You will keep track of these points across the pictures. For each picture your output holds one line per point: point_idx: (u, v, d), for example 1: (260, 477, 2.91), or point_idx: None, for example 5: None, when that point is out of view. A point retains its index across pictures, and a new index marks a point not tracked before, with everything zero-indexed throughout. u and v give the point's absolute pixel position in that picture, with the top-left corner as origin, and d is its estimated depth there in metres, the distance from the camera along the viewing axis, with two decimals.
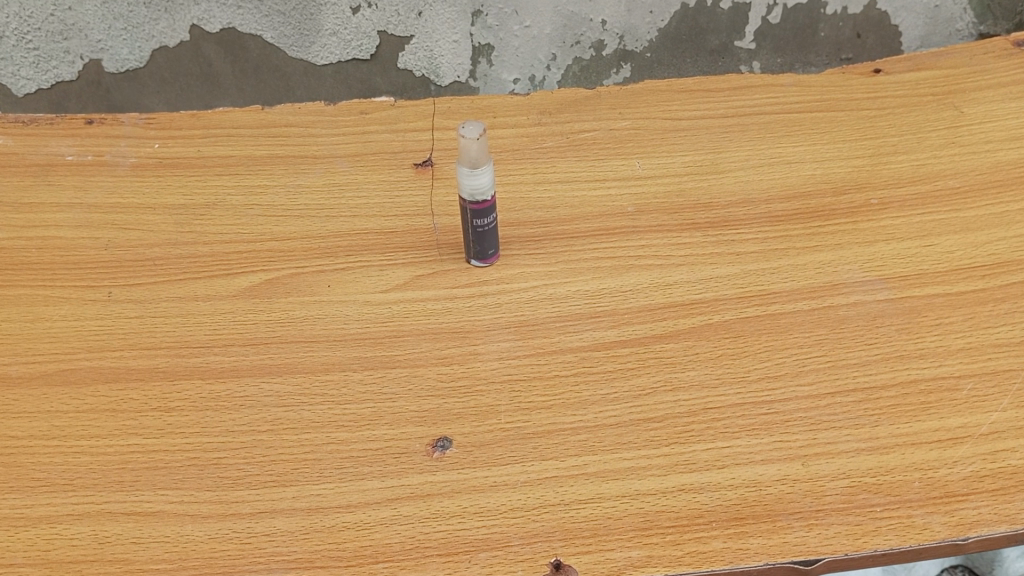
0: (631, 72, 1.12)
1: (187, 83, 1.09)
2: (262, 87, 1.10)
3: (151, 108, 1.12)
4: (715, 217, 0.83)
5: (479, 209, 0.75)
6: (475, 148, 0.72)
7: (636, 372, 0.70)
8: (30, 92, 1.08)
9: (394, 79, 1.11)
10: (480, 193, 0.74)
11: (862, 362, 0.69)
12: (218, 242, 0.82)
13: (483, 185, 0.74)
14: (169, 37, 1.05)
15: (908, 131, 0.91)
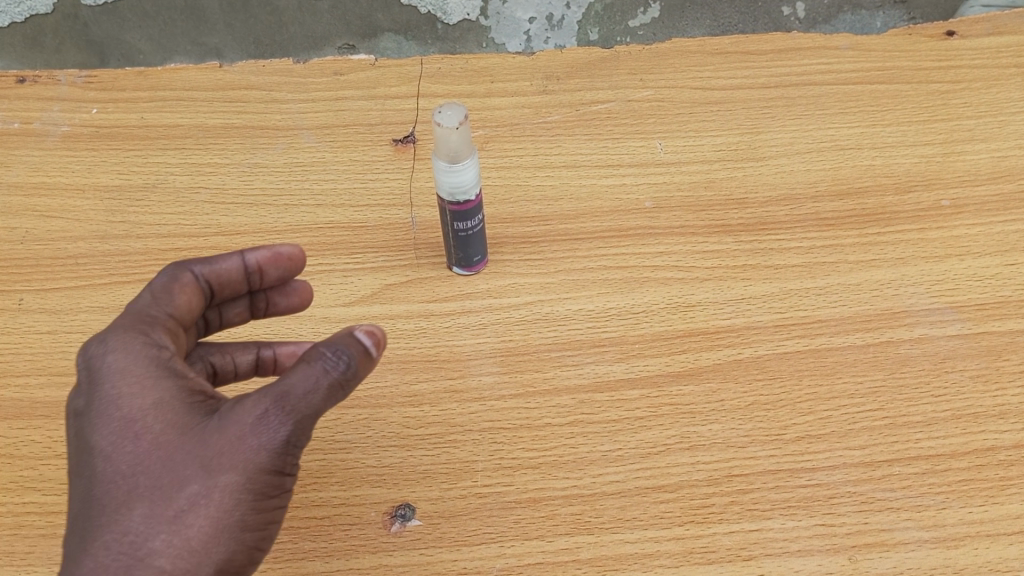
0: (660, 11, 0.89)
1: (171, 20, 0.89)
2: (254, 23, 0.89)
3: (135, 48, 0.92)
4: (751, 217, 0.68)
5: (460, 212, 0.61)
6: (455, 139, 0.57)
7: (646, 425, 0.57)
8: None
9: (399, 19, 0.90)
10: (463, 192, 0.60)
11: (926, 421, 0.56)
12: (153, 235, 0.69)
13: (466, 184, 0.59)
14: None
15: (988, 111, 0.75)
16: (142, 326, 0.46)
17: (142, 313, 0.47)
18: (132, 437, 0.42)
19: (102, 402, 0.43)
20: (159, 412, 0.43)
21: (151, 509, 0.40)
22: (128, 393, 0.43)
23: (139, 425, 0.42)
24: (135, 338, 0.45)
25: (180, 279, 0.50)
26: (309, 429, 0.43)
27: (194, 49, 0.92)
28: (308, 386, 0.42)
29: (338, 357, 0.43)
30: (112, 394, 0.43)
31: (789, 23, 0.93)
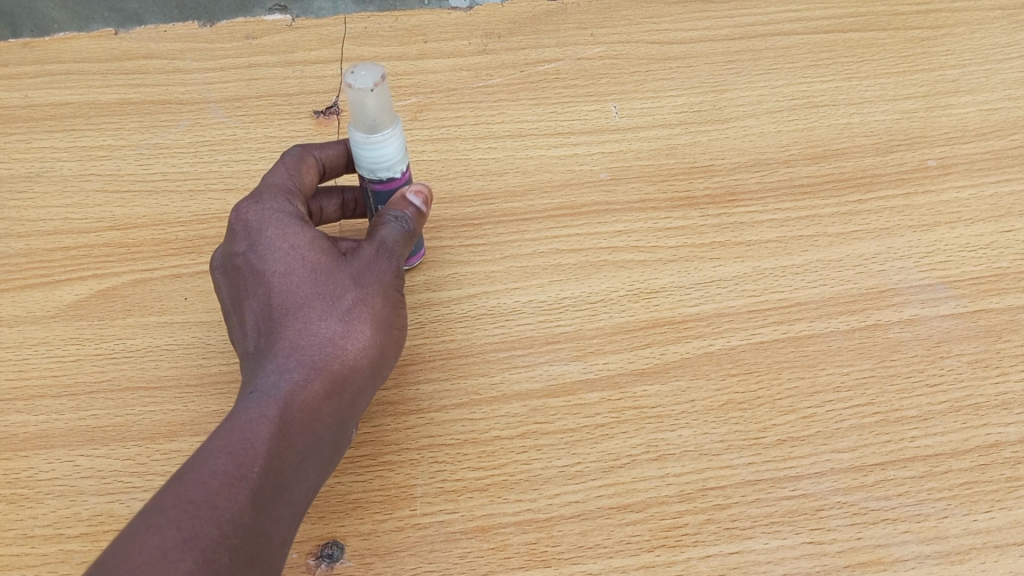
0: None
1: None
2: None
3: (49, 19, 0.75)
4: (718, 187, 0.61)
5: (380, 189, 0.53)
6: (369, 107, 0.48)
7: (608, 434, 0.50)
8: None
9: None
10: (381, 170, 0.51)
11: (922, 415, 0.50)
12: (37, 232, 0.60)
13: (385, 160, 0.50)
14: None
15: (972, 59, 0.68)
16: (275, 191, 0.50)
17: (276, 181, 0.50)
18: (294, 257, 0.46)
19: (261, 238, 0.47)
20: (316, 236, 0.47)
21: (327, 308, 0.45)
22: (284, 227, 0.47)
23: (297, 248, 0.47)
24: (277, 196, 0.49)
25: (301, 164, 0.52)
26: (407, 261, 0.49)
27: (114, 16, 0.76)
28: (396, 229, 0.48)
29: (399, 218, 0.49)
30: (272, 228, 0.47)
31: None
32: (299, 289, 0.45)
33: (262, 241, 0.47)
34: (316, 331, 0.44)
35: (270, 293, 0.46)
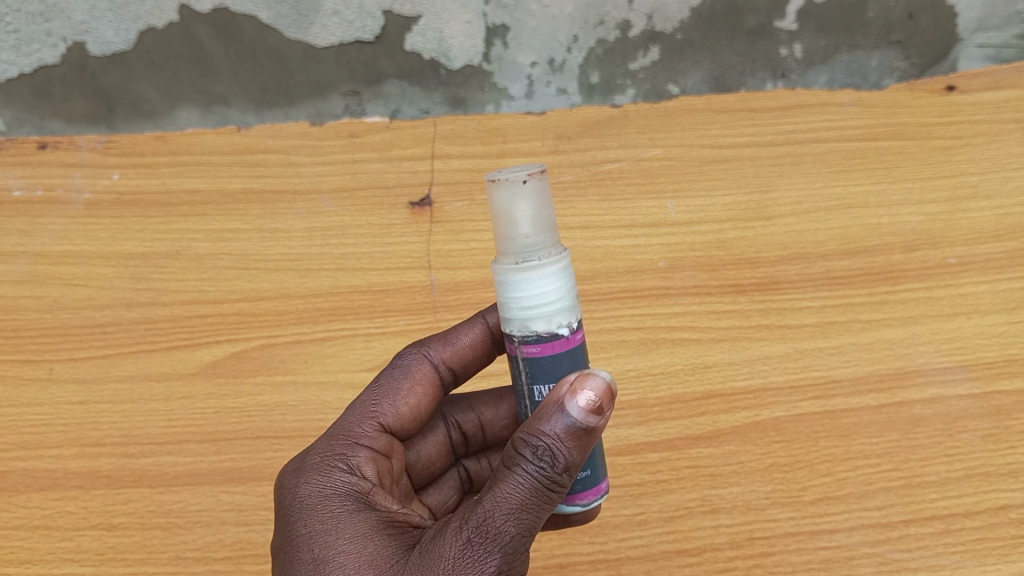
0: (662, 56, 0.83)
1: (178, 68, 0.80)
2: (263, 76, 0.81)
3: (144, 98, 0.81)
4: (764, 276, 0.68)
5: (533, 359, 0.48)
6: (517, 224, 0.48)
7: (669, 487, 0.61)
8: (6, 79, 0.80)
9: (404, 64, 0.81)
10: (530, 307, 0.47)
11: (941, 480, 0.60)
12: (178, 302, 0.70)
13: (531, 291, 0.47)
14: (156, 17, 0.79)
15: (990, 167, 0.75)
16: (340, 445, 0.51)
17: (367, 413, 0.54)
18: (333, 553, 0.45)
19: (300, 527, 0.47)
20: (360, 531, 0.46)
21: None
22: (323, 539, 0.46)
23: (337, 546, 0.45)
24: (330, 464, 0.50)
25: (410, 368, 0.56)
26: (532, 524, 0.44)
27: (201, 98, 0.81)
28: (524, 470, 0.43)
29: (535, 457, 0.44)
30: (313, 514, 0.47)
31: (789, 66, 0.83)
32: None
33: (302, 530, 0.47)
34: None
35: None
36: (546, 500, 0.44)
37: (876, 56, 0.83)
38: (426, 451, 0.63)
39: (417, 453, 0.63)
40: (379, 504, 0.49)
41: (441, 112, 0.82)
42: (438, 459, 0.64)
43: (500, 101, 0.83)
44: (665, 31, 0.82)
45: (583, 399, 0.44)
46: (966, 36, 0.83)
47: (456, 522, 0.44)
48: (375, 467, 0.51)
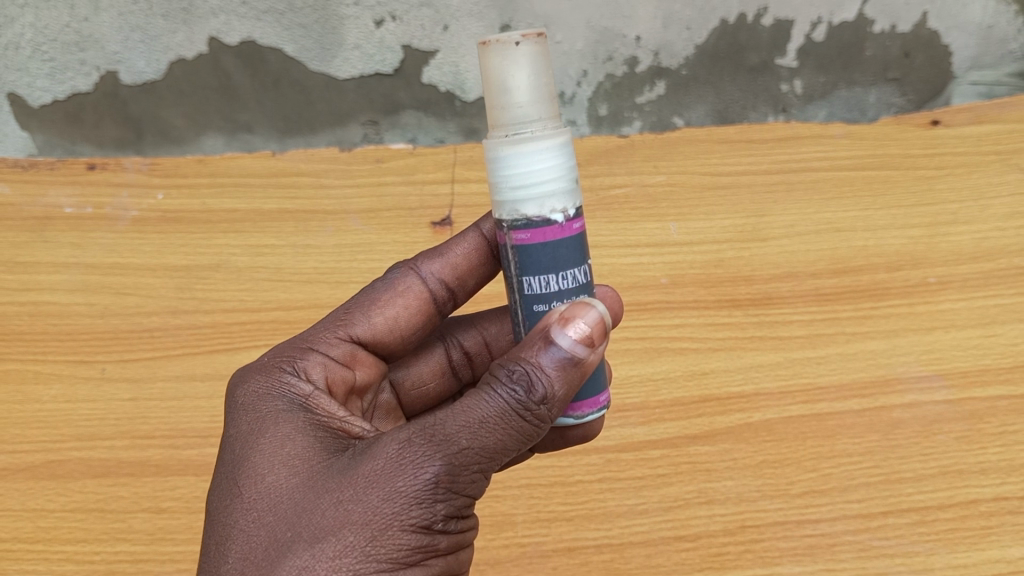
0: (666, 90, 0.91)
1: (205, 97, 0.88)
2: (285, 106, 0.88)
3: (172, 125, 0.88)
4: (757, 292, 0.75)
5: (522, 249, 0.49)
6: (511, 96, 0.48)
7: (668, 481, 0.66)
8: (42, 105, 0.88)
9: (422, 95, 0.89)
10: (521, 186, 0.48)
11: (917, 477, 0.66)
12: (219, 310, 0.76)
13: (522, 170, 0.48)
14: (186, 49, 0.86)
15: (970, 195, 0.80)
16: (296, 351, 0.56)
17: (343, 322, 0.59)
18: (268, 448, 0.48)
19: (239, 424, 0.50)
20: (299, 432, 0.49)
21: (285, 505, 0.44)
22: (260, 436, 0.49)
23: (269, 441, 0.48)
24: (280, 368, 0.54)
25: (392, 282, 0.61)
26: (491, 449, 0.45)
27: (227, 125, 0.88)
28: (504, 393, 0.45)
29: (516, 386, 0.46)
30: (256, 411, 0.51)
31: (790, 101, 0.91)
32: (257, 480, 0.46)
33: (241, 424, 0.50)
34: (275, 525, 0.43)
35: (229, 474, 0.47)
36: (516, 429, 0.46)
37: (872, 92, 0.91)
38: (420, 370, 0.67)
39: (409, 372, 0.66)
40: (322, 409, 0.52)
41: (455, 140, 0.89)
42: (433, 380, 0.67)
43: None
44: (671, 67, 0.90)
45: (574, 329, 0.47)
46: (961, 74, 0.92)
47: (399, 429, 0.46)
48: (328, 372, 0.55)
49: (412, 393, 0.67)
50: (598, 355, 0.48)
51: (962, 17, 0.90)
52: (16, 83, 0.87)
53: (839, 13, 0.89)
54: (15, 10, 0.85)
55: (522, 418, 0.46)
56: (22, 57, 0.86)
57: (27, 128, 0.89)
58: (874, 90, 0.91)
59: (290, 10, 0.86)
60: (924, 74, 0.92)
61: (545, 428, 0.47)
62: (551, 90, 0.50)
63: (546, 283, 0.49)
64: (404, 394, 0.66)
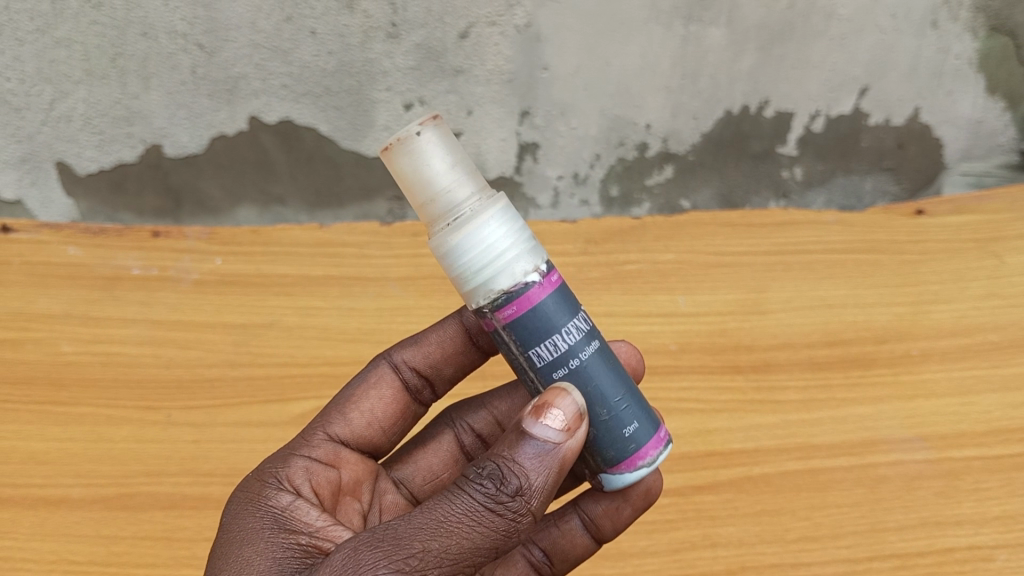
0: (674, 173, 1.02)
1: (242, 171, 0.98)
2: (316, 180, 0.99)
3: (209, 196, 0.99)
4: (757, 359, 0.83)
5: (514, 325, 0.51)
6: (435, 187, 0.52)
7: (676, 526, 0.74)
8: (87, 174, 0.96)
9: None
10: (488, 261, 0.51)
11: (900, 526, 0.73)
12: (272, 364, 0.85)
13: (479, 249, 0.51)
14: (228, 126, 0.95)
15: (950, 277, 0.89)
16: (279, 458, 0.60)
17: (321, 421, 0.64)
18: (230, 568, 0.50)
19: (220, 540, 0.53)
20: (264, 551, 0.51)
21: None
22: (235, 553, 0.51)
23: (244, 556, 0.51)
24: (263, 478, 0.57)
25: (372, 374, 0.67)
26: (452, 553, 0.45)
27: (261, 198, 1.00)
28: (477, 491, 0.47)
29: (485, 483, 0.47)
30: (232, 529, 0.53)
31: (790, 186, 1.03)
32: None
33: (220, 546, 0.53)
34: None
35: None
36: (487, 527, 0.46)
37: (868, 181, 1.04)
38: (431, 461, 0.71)
39: (417, 465, 0.71)
40: (295, 519, 0.54)
41: None
42: (445, 469, 0.71)
43: (528, 208, 1.02)
44: (679, 153, 1.01)
45: (550, 419, 0.48)
46: (953, 164, 1.05)
47: (355, 540, 0.47)
48: (310, 476, 0.59)
49: (426, 487, 0.70)
50: (579, 441, 0.49)
51: (953, 114, 1.01)
52: (65, 153, 0.95)
53: (836, 108, 1.00)
54: (69, 86, 0.91)
55: (490, 513, 0.47)
56: (72, 129, 0.94)
57: (73, 193, 0.98)
58: (868, 177, 1.04)
59: (323, 95, 0.94)
60: (918, 164, 1.04)
61: (526, 522, 0.48)
62: (465, 167, 0.53)
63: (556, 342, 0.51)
64: (418, 488, 0.70)
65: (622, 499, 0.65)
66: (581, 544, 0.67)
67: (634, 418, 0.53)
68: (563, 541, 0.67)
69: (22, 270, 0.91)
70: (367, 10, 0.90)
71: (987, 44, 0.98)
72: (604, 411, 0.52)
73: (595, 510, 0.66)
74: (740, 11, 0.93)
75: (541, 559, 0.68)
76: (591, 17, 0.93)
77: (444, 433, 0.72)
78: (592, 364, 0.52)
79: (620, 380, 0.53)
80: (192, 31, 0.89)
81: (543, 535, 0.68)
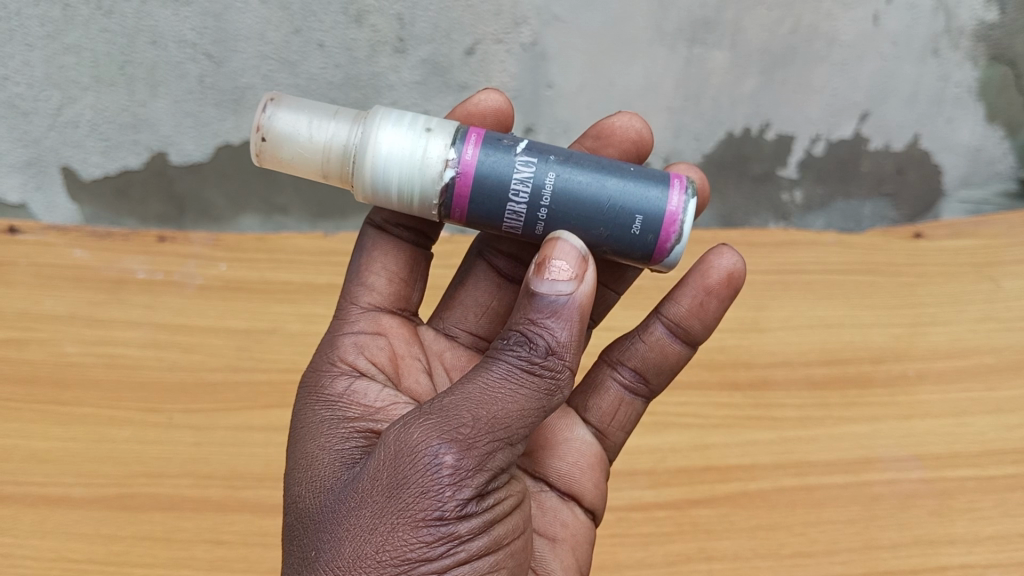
0: None
1: (247, 180, 0.99)
2: (318, 192, 1.00)
3: (212, 204, 0.99)
4: (755, 376, 0.84)
5: (472, 213, 0.55)
6: (318, 151, 0.57)
7: (672, 539, 0.74)
8: (91, 179, 0.97)
9: None
10: (403, 170, 0.54)
11: (893, 544, 0.74)
12: (274, 369, 0.86)
13: (386, 166, 0.55)
14: (235, 134, 0.96)
15: (947, 300, 0.90)
16: (327, 348, 0.61)
17: (348, 298, 0.64)
18: (301, 466, 0.52)
19: (286, 442, 0.56)
20: (327, 443, 0.53)
21: (312, 517, 0.49)
22: (301, 453, 0.53)
23: (307, 453, 0.53)
24: (316, 372, 0.59)
25: (366, 243, 0.65)
26: (503, 414, 0.48)
27: (264, 208, 1.01)
28: (512, 358, 0.49)
29: (519, 348, 0.49)
30: (297, 424, 0.56)
31: (790, 209, 1.03)
32: (300, 492, 0.51)
33: (290, 444, 0.55)
34: (302, 545, 0.48)
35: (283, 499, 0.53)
36: (529, 387, 0.49)
37: (867, 205, 1.04)
38: (477, 296, 0.71)
39: (464, 306, 0.71)
40: (354, 404, 0.56)
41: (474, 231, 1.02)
42: (494, 298, 0.71)
43: None
44: None
45: (550, 272, 0.49)
46: (952, 191, 1.06)
47: (405, 416, 0.48)
48: (361, 351, 0.61)
49: (482, 321, 0.71)
50: (591, 283, 0.50)
51: (953, 141, 1.03)
52: (71, 158, 0.96)
53: (836, 132, 1.01)
54: (77, 92, 0.92)
55: (530, 375, 0.49)
56: (79, 134, 0.94)
57: (76, 197, 0.98)
58: (868, 202, 1.04)
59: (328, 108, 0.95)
60: (916, 189, 1.05)
61: (566, 376, 0.50)
62: (330, 116, 0.57)
63: (515, 202, 0.54)
64: (474, 326, 0.70)
65: (703, 291, 0.66)
66: (674, 354, 0.67)
67: (634, 209, 0.54)
68: (652, 355, 0.67)
69: (28, 271, 0.91)
70: (375, 25, 0.91)
71: (987, 72, 1.00)
72: (601, 228, 0.54)
73: (678, 312, 0.66)
74: (743, 35, 0.95)
75: (633, 379, 0.68)
76: (595, 37, 0.94)
77: (479, 266, 0.71)
78: (565, 194, 0.54)
79: (600, 190, 0.54)
80: (201, 41, 0.90)
81: (631, 355, 0.68)
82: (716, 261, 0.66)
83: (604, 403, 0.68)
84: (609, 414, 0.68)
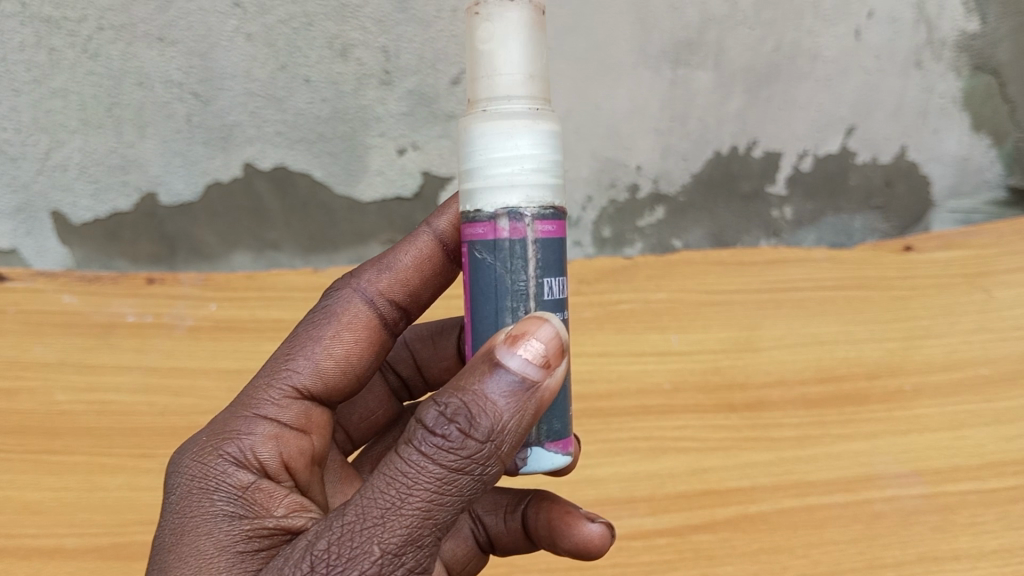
0: (665, 215, 1.00)
1: (238, 218, 0.96)
2: (306, 226, 0.96)
3: (203, 242, 0.95)
4: (750, 398, 0.83)
5: (546, 242, 0.50)
6: (502, 68, 0.51)
7: (675, 566, 0.77)
8: (80, 223, 0.95)
9: None
10: (522, 165, 0.49)
11: (897, 562, 0.79)
12: None
13: (521, 146, 0.49)
14: (222, 172, 0.95)
15: (940, 311, 0.88)
16: (238, 425, 0.54)
17: (279, 370, 0.56)
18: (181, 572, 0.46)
19: (166, 530, 0.49)
20: (222, 550, 0.47)
21: None
22: (184, 553, 0.47)
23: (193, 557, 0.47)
24: (219, 450, 0.52)
25: (346, 308, 0.60)
26: (412, 530, 0.42)
27: (255, 244, 0.95)
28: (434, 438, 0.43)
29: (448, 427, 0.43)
30: (188, 514, 0.49)
31: (781, 226, 1.00)
32: None
33: (171, 537, 0.48)
34: None
35: None
36: (448, 484, 0.43)
37: (858, 219, 1.01)
38: (366, 400, 0.71)
39: (357, 406, 0.70)
40: (258, 503, 0.50)
41: None
42: (381, 408, 0.72)
43: None
44: (669, 194, 1.00)
45: (524, 349, 0.44)
46: (941, 202, 1.03)
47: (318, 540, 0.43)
48: (280, 446, 0.54)
49: (362, 425, 0.71)
50: (556, 379, 0.45)
51: (939, 151, 1.02)
52: (60, 202, 0.94)
53: (823, 147, 1.00)
54: (66, 135, 0.93)
55: (457, 477, 0.43)
56: (67, 178, 0.94)
57: (65, 241, 0.95)
58: (861, 217, 1.01)
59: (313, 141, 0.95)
60: (907, 202, 1.02)
61: (491, 475, 0.44)
62: (540, 76, 0.52)
63: (558, 286, 0.51)
64: (355, 428, 0.70)
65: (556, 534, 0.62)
66: (519, 541, 0.66)
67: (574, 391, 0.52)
68: (506, 538, 0.67)
69: (17, 319, 0.88)
70: (360, 58, 0.94)
71: (969, 82, 1.01)
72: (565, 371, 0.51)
73: (538, 521, 0.64)
74: (726, 54, 0.98)
75: (484, 541, 0.68)
76: (581, 60, 0.96)
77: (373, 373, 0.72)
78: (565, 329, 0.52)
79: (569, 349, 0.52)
80: (187, 81, 0.93)
81: (492, 522, 0.67)
82: (592, 521, 0.61)
83: (457, 547, 0.67)
84: (461, 560, 0.68)
